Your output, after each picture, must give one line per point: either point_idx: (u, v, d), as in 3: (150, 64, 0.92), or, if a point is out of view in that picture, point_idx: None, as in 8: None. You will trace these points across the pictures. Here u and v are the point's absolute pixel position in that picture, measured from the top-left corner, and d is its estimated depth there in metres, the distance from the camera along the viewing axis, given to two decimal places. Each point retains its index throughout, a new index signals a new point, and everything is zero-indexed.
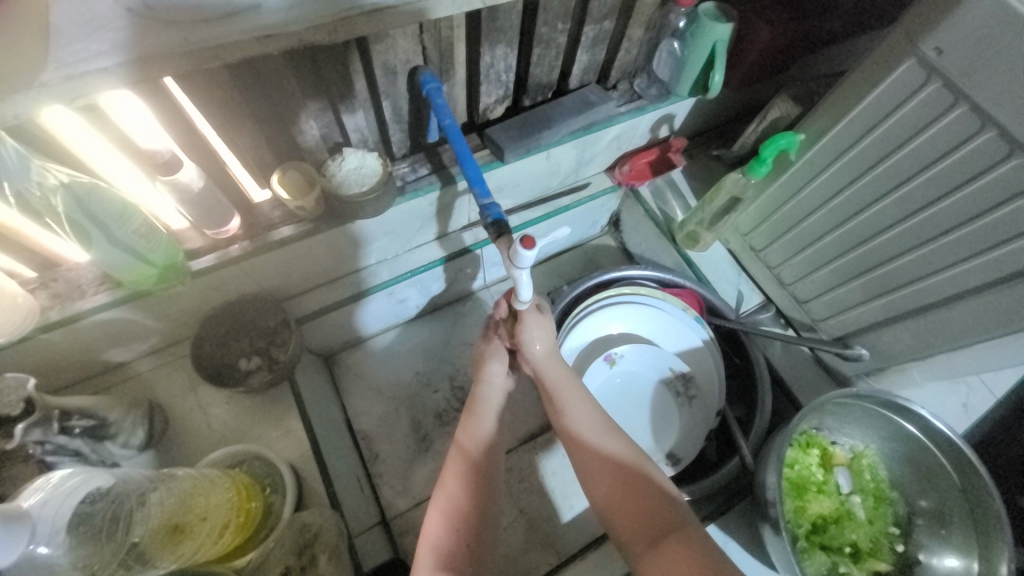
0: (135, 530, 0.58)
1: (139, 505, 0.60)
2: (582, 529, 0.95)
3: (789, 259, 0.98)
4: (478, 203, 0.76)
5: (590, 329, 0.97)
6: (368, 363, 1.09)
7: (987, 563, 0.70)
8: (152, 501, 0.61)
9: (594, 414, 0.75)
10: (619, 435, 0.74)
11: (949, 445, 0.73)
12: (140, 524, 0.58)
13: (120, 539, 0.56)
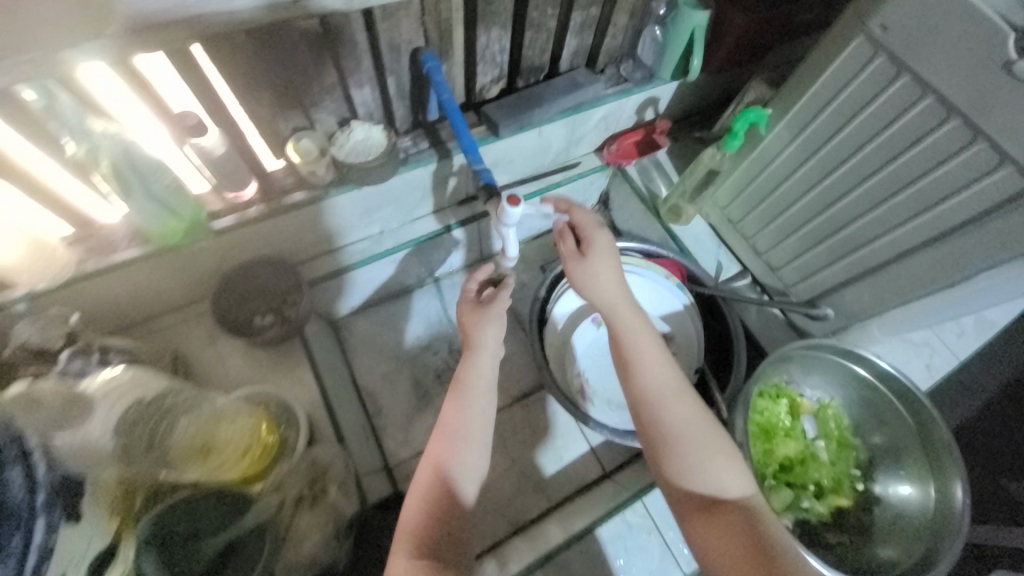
0: (164, 441, 0.67)
1: (170, 419, 0.67)
2: (571, 476, 1.02)
3: (763, 229, 1.06)
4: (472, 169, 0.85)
5: (576, 297, 1.08)
6: (371, 329, 1.14)
7: (939, 488, 0.78)
8: (181, 420, 0.68)
9: (663, 375, 0.78)
10: (687, 398, 0.77)
11: (895, 384, 0.82)
12: (167, 437, 0.67)
13: (152, 448, 0.65)
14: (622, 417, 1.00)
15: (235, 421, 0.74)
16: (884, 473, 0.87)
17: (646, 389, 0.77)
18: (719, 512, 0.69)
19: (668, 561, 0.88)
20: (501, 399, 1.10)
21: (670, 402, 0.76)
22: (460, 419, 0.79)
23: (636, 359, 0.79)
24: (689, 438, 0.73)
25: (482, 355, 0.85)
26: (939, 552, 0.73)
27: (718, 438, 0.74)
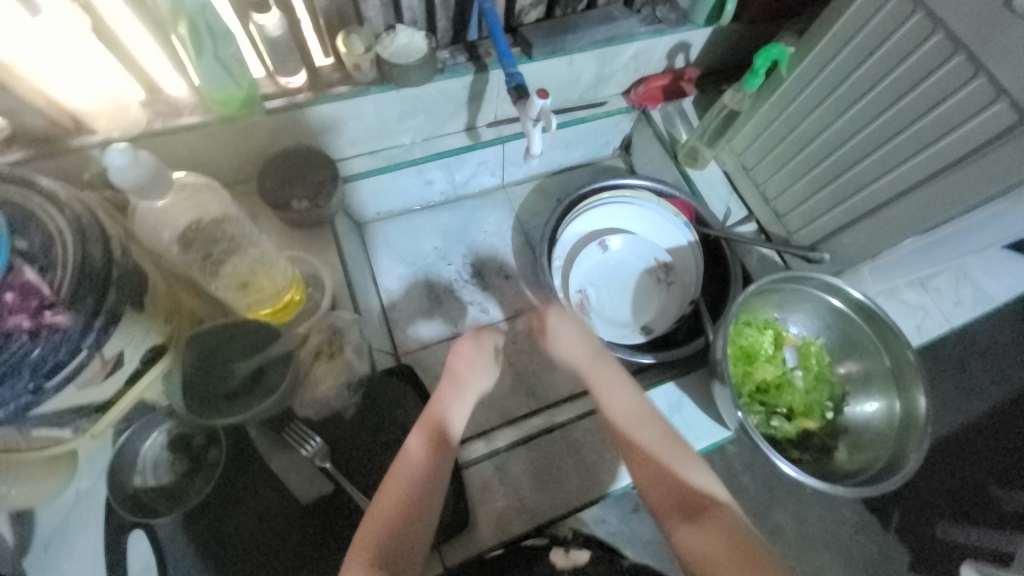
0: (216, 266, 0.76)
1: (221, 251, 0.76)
2: (562, 385, 1.10)
3: (773, 176, 1.11)
4: (505, 71, 0.97)
5: (585, 222, 1.11)
6: (393, 236, 1.22)
7: (904, 402, 0.88)
8: (228, 262, 0.76)
9: (620, 394, 0.82)
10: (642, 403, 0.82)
11: (869, 310, 0.91)
12: (219, 263, 0.76)
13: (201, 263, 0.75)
14: (615, 333, 1.06)
15: (273, 283, 0.81)
16: (852, 397, 0.95)
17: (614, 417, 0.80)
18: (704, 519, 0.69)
19: None
20: (507, 311, 1.17)
21: (637, 423, 0.79)
22: (427, 468, 0.71)
23: (599, 391, 0.83)
24: (663, 454, 0.76)
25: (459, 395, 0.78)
26: (904, 456, 0.82)
27: (683, 450, 0.77)
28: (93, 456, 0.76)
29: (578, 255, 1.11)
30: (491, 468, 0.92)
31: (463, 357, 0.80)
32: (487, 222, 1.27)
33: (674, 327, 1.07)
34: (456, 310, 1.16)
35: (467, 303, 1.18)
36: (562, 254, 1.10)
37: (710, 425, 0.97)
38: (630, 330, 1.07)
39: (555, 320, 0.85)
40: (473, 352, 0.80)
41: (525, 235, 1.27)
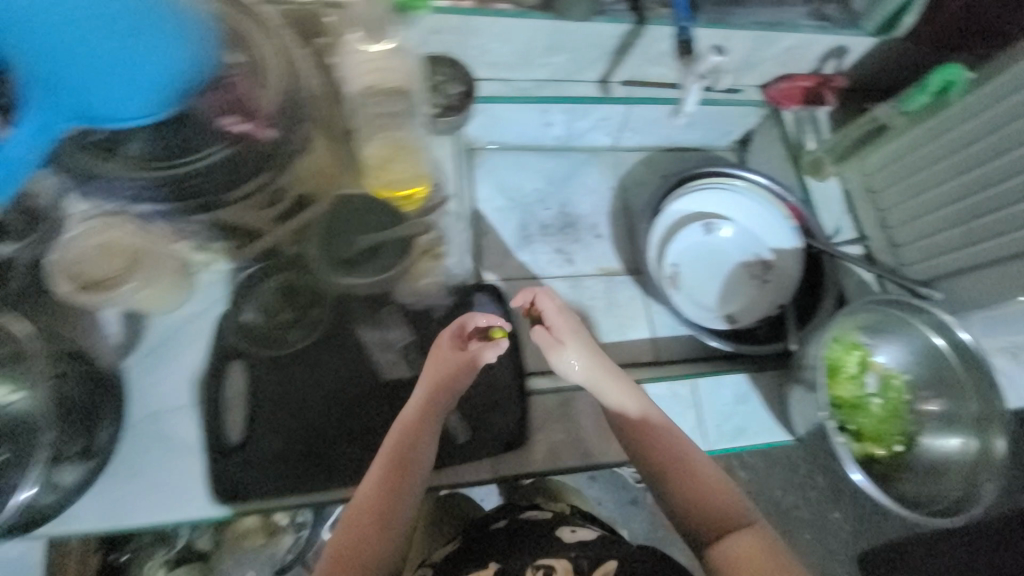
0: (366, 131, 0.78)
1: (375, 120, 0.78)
2: (628, 351, 1.11)
3: (901, 205, 1.14)
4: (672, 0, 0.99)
5: (694, 201, 1.11)
6: (499, 167, 1.22)
7: (982, 446, 0.87)
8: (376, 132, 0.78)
9: (637, 407, 0.84)
10: (673, 427, 0.84)
11: (971, 354, 0.88)
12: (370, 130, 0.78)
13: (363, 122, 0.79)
14: (699, 314, 1.06)
15: (415, 162, 0.82)
16: (926, 435, 0.95)
17: (629, 422, 0.83)
18: (735, 536, 0.76)
19: (695, 436, 0.94)
20: (590, 268, 1.18)
21: (663, 436, 0.82)
22: (407, 471, 0.77)
23: (617, 400, 0.83)
24: (698, 469, 0.81)
25: (435, 399, 0.79)
26: (975, 494, 0.83)
27: (711, 466, 0.82)
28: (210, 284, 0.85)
29: (678, 233, 1.10)
30: (556, 401, 0.92)
31: (437, 365, 0.80)
32: (590, 180, 1.27)
33: (757, 324, 1.06)
34: (544, 253, 1.18)
35: (555, 249, 1.18)
36: (663, 226, 1.10)
37: (769, 428, 0.97)
38: (713, 315, 1.06)
39: (556, 323, 0.85)
40: (458, 355, 0.80)
41: (625, 202, 1.27)
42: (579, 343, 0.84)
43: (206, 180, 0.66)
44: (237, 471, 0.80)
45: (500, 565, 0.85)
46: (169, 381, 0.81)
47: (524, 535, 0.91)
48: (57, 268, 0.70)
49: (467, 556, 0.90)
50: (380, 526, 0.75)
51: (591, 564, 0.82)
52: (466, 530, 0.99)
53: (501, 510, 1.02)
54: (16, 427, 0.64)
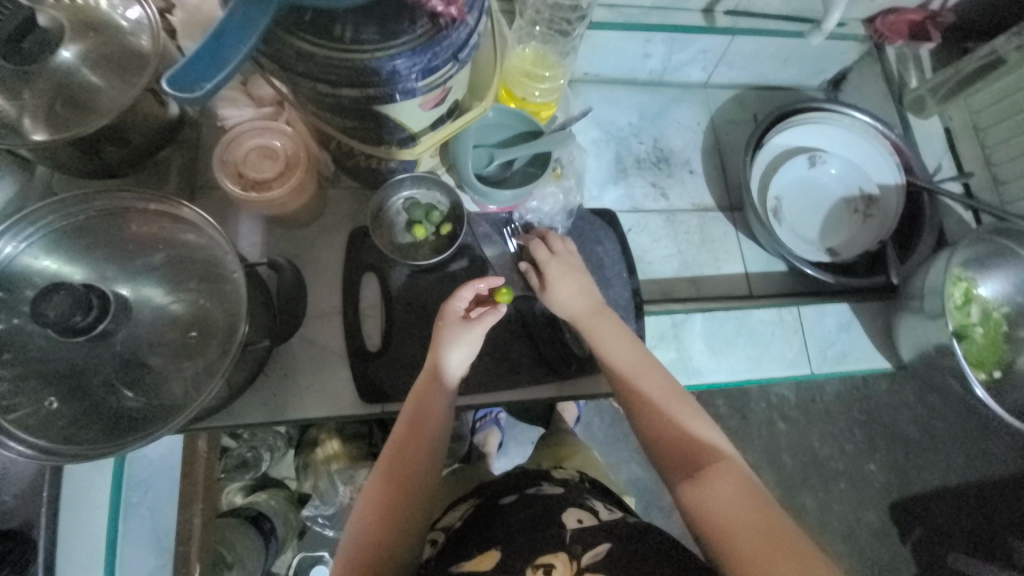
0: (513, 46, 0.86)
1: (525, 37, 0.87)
2: (722, 284, 1.12)
3: (1008, 141, 1.12)
4: None
5: (796, 136, 1.11)
6: (591, 98, 1.18)
7: None
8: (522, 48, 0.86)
9: (635, 359, 0.74)
10: (661, 371, 0.73)
11: None
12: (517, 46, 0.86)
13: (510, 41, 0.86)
14: (801, 247, 1.07)
15: (552, 84, 0.86)
16: (1019, 362, 0.98)
17: (619, 373, 0.73)
18: (713, 475, 0.62)
19: (800, 358, 1.02)
20: (683, 203, 1.16)
21: (644, 388, 0.72)
22: (412, 449, 0.70)
23: (604, 346, 0.76)
24: (678, 412, 0.69)
25: (438, 372, 0.73)
26: None
27: (693, 408, 0.70)
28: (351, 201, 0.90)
29: (782, 166, 1.10)
30: (669, 322, 0.99)
31: (442, 338, 0.73)
32: (682, 115, 1.22)
33: (857, 259, 1.07)
34: (639, 187, 1.15)
35: (650, 183, 1.16)
36: (766, 159, 1.10)
37: (868, 351, 1.04)
38: (816, 248, 1.07)
39: (552, 265, 0.82)
40: (456, 319, 0.74)
41: (716, 138, 1.22)
42: (564, 280, 0.81)
43: (430, 60, 0.56)
44: (381, 375, 0.84)
45: (503, 550, 0.66)
46: (319, 291, 0.86)
47: (528, 520, 0.69)
48: (225, 167, 0.74)
49: (467, 535, 0.71)
50: (389, 512, 0.67)
51: (585, 547, 0.63)
52: (477, 490, 0.82)
53: (506, 483, 0.80)
54: (208, 327, 0.71)
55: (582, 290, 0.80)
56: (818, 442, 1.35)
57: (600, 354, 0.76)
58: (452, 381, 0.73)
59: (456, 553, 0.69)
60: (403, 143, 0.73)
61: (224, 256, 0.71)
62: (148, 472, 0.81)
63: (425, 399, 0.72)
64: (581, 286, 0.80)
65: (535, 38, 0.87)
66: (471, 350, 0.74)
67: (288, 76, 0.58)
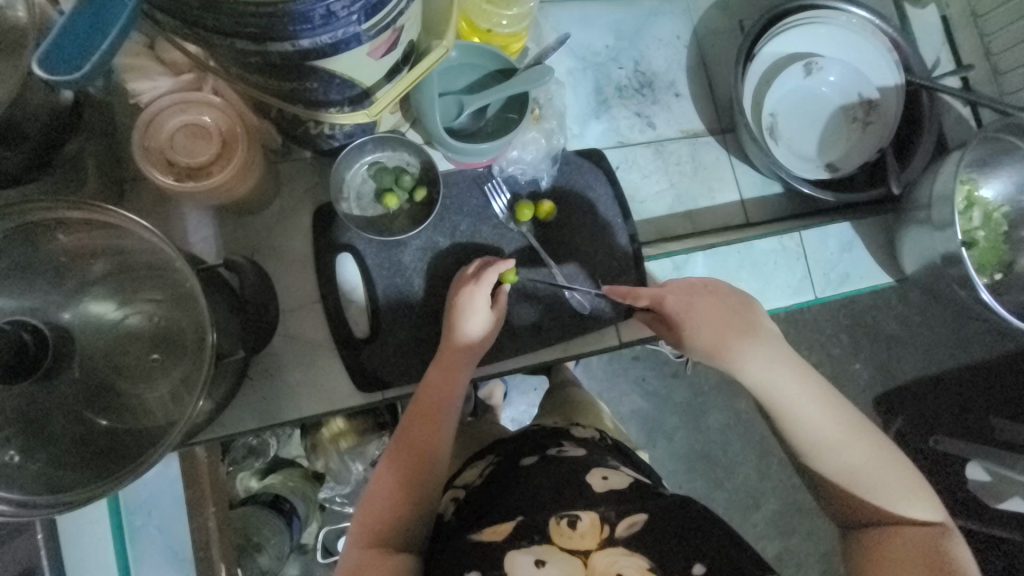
0: None
1: None
2: (718, 214, 1.06)
3: (1010, 26, 1.06)
4: None
5: (791, 41, 1.01)
6: (561, 21, 1.04)
7: None
8: None
9: (832, 424, 0.63)
10: (868, 429, 0.64)
11: None
12: None
13: None
14: (800, 166, 1.01)
15: (521, 10, 0.73)
16: (1021, 261, 0.97)
17: (817, 436, 0.63)
18: (903, 534, 0.59)
19: (804, 284, 0.99)
20: (672, 131, 1.07)
21: (838, 455, 0.63)
22: (430, 424, 0.69)
23: (791, 414, 0.64)
24: (879, 478, 0.61)
25: (458, 355, 0.73)
26: None
27: (896, 466, 0.62)
28: (311, 176, 0.80)
29: (777, 77, 1.01)
30: (669, 265, 0.95)
31: (455, 311, 0.74)
32: (663, 29, 1.09)
33: (857, 172, 1.02)
34: (623, 118, 1.05)
35: (634, 113, 1.06)
36: (758, 72, 1.01)
37: (870, 268, 1.02)
38: (816, 164, 1.01)
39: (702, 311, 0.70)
40: (467, 289, 0.75)
41: (701, 54, 1.10)
42: (732, 335, 0.67)
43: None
44: (376, 361, 0.78)
45: (524, 514, 0.64)
46: (292, 279, 0.78)
47: (551, 484, 0.67)
48: (149, 155, 0.63)
49: (486, 498, 0.68)
50: (407, 483, 0.65)
51: (619, 515, 0.63)
52: (493, 448, 0.79)
53: (525, 441, 0.77)
54: (173, 338, 0.64)
55: (752, 341, 0.67)
56: (809, 351, 1.37)
57: (788, 415, 0.64)
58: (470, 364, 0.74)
59: (471, 519, 0.66)
60: (356, 102, 0.62)
61: (171, 258, 0.62)
62: (150, 490, 0.77)
63: (444, 377, 0.72)
64: (748, 337, 0.68)
65: None
66: (485, 326, 0.74)
67: (195, 33, 0.46)
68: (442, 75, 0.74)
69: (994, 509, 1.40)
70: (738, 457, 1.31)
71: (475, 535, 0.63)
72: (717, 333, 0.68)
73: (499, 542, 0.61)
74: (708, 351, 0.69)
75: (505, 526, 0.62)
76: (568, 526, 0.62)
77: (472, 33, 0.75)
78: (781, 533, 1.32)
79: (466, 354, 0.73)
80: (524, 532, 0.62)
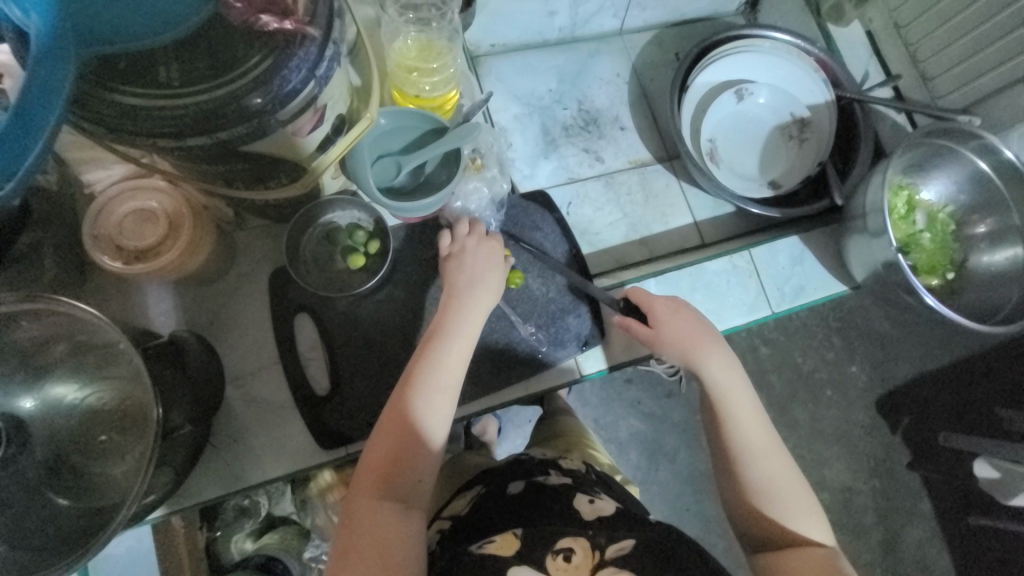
0: (393, 40, 0.76)
1: (404, 25, 0.77)
2: (674, 240, 1.09)
3: (931, 35, 1.11)
4: None
5: (720, 70, 1.07)
6: (504, 72, 1.10)
7: None
8: (400, 41, 0.76)
9: (762, 439, 0.67)
10: (786, 454, 0.67)
11: (1007, 168, 0.93)
12: (396, 39, 0.76)
13: (394, 31, 0.77)
14: (743, 186, 1.04)
15: (445, 74, 0.78)
16: (973, 258, 0.99)
17: (748, 448, 0.66)
18: (795, 553, 0.61)
19: (759, 300, 1.00)
20: (620, 163, 1.11)
21: (759, 464, 0.66)
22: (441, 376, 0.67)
23: (732, 419, 0.68)
24: (788, 498, 0.64)
25: (468, 310, 0.71)
26: None
27: (805, 492, 0.65)
28: (269, 242, 0.84)
29: (712, 104, 1.06)
30: None
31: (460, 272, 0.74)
32: (602, 69, 1.15)
33: (800, 187, 1.05)
34: (572, 155, 1.10)
35: (582, 149, 1.11)
36: (693, 102, 1.06)
37: (826, 279, 1.03)
38: (760, 183, 1.05)
39: (665, 311, 0.76)
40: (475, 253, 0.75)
41: (642, 88, 1.16)
42: (691, 337, 0.73)
43: (282, 85, 0.50)
44: (337, 417, 0.79)
45: (525, 530, 0.65)
46: (252, 344, 0.81)
47: (542, 507, 0.68)
48: (99, 242, 0.67)
49: (479, 522, 0.68)
50: (415, 436, 0.64)
51: (608, 538, 0.64)
52: (482, 477, 0.77)
53: (513, 469, 0.76)
54: (125, 419, 0.66)
55: (736, 370, 0.71)
56: (802, 356, 1.37)
57: (722, 421, 0.68)
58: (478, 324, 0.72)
59: (468, 537, 0.66)
60: (291, 174, 0.66)
61: (117, 340, 0.64)
62: (121, 567, 0.77)
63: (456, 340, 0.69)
64: (733, 364, 0.72)
65: (417, 23, 0.77)
66: (494, 292, 0.74)
67: (120, 137, 0.49)
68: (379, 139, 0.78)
69: (1006, 504, 1.36)
70: None
71: (477, 548, 0.64)
72: (674, 331, 0.74)
73: (501, 559, 0.62)
74: (680, 353, 0.73)
75: (506, 546, 0.63)
76: (563, 559, 0.62)
77: (404, 100, 0.80)
78: None
79: (474, 306, 0.72)
80: (520, 553, 0.63)
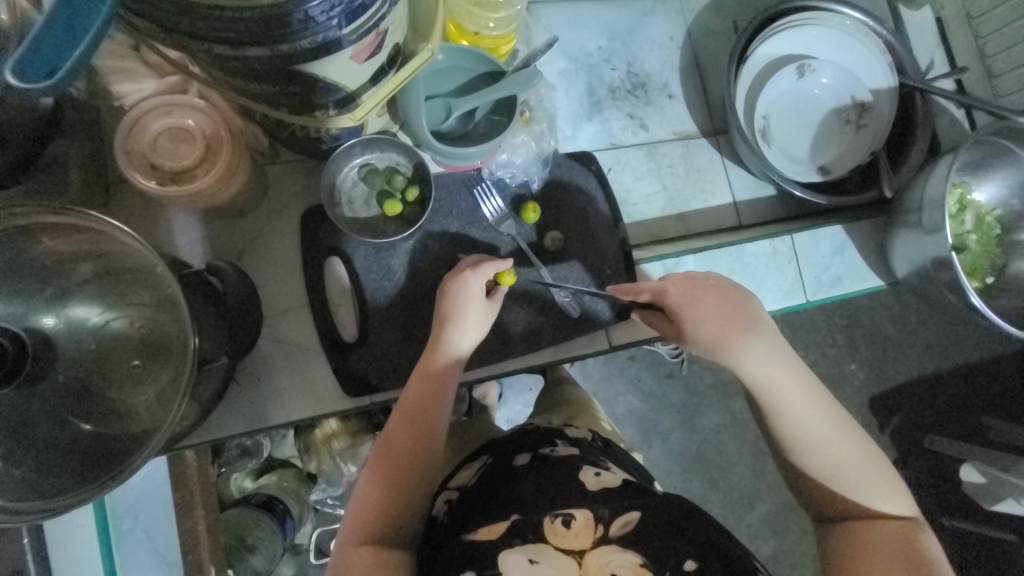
0: None
1: None
2: (712, 218, 1.06)
3: (1004, 28, 1.06)
4: None
5: (784, 43, 1.01)
6: (553, 22, 1.03)
7: None
8: None
9: (821, 421, 0.63)
10: (856, 428, 0.63)
11: None
12: None
13: None
14: (792, 168, 1.00)
15: (507, 13, 0.73)
16: (1013, 265, 0.97)
17: (807, 432, 0.63)
18: (869, 528, 0.59)
19: (795, 287, 1.00)
20: (665, 133, 1.06)
21: (824, 447, 0.62)
22: (422, 424, 0.66)
23: (784, 411, 0.63)
24: (859, 475, 0.61)
25: (450, 351, 0.70)
26: None
27: (878, 466, 0.62)
28: (301, 179, 0.80)
29: (770, 78, 1.01)
30: (660, 269, 0.94)
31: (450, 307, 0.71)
32: (656, 29, 1.08)
33: (848, 175, 1.02)
34: (616, 120, 1.05)
35: (627, 114, 1.05)
36: (751, 74, 1.01)
37: (863, 272, 1.02)
38: (809, 167, 1.01)
39: (678, 296, 0.70)
40: (467, 286, 0.72)
41: (695, 55, 1.10)
42: (729, 326, 0.66)
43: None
44: (364, 365, 0.78)
45: (519, 515, 0.62)
46: (279, 284, 0.78)
47: (546, 482, 0.66)
48: (132, 158, 0.63)
49: (477, 498, 0.66)
50: (395, 480, 0.64)
51: (612, 513, 0.62)
52: (487, 447, 0.75)
53: (518, 439, 0.74)
54: (156, 345, 0.64)
55: (783, 353, 0.65)
56: (802, 351, 1.35)
57: (775, 411, 0.64)
58: (464, 354, 0.71)
59: (463, 519, 0.65)
60: (341, 105, 0.62)
61: (153, 264, 0.60)
62: (135, 495, 0.76)
63: (436, 387, 0.68)
64: (780, 347, 0.65)
65: None
66: (481, 328, 0.72)
67: (172, 38, 0.46)
68: (430, 78, 0.74)
69: (988, 511, 1.38)
70: (731, 456, 1.30)
71: (469, 535, 0.62)
72: (704, 319, 0.68)
73: (492, 542, 0.61)
74: (708, 348, 0.67)
75: (496, 529, 0.62)
76: (562, 525, 0.61)
77: (460, 36, 0.76)
78: (774, 534, 1.31)
79: (461, 343, 0.70)
80: (518, 531, 0.61)
